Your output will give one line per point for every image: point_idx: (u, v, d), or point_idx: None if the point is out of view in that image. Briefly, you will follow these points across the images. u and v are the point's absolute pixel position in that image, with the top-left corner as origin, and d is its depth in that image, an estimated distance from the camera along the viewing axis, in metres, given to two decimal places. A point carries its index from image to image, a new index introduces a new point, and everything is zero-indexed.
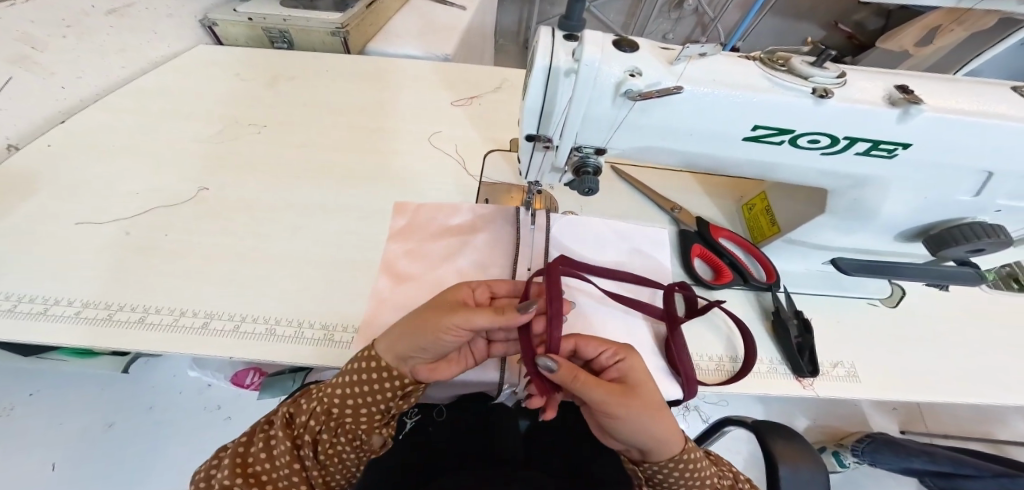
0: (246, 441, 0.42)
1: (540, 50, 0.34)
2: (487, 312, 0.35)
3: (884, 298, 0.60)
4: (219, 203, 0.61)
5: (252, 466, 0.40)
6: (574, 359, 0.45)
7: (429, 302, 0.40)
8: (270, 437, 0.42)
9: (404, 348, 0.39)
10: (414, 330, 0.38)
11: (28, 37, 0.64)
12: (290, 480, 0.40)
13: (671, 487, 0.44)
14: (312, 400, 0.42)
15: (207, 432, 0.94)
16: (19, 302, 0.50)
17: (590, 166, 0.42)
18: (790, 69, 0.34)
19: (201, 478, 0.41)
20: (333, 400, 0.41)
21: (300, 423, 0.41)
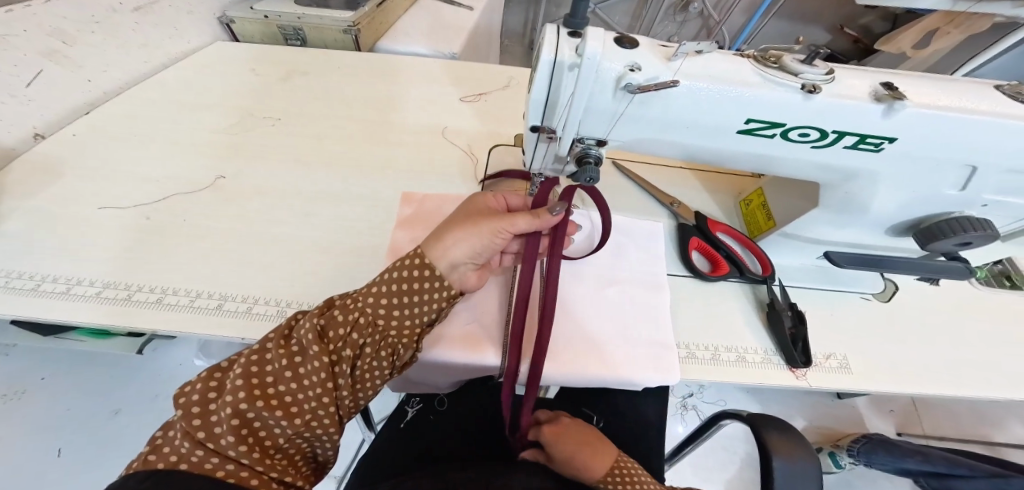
0: (257, 358, 0.37)
1: (545, 44, 0.36)
2: (527, 215, 0.41)
3: (877, 293, 0.62)
4: (234, 191, 0.64)
5: (271, 387, 0.36)
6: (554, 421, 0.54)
7: (465, 212, 0.45)
8: (292, 354, 0.38)
9: (460, 252, 0.41)
10: (473, 231, 0.41)
11: (58, 32, 0.67)
12: (321, 401, 0.37)
13: None
14: (348, 311, 0.40)
15: None
16: (43, 282, 0.52)
17: (591, 157, 0.43)
18: (782, 66, 0.36)
19: (190, 401, 0.35)
20: (376, 306, 0.40)
21: (336, 337, 0.39)
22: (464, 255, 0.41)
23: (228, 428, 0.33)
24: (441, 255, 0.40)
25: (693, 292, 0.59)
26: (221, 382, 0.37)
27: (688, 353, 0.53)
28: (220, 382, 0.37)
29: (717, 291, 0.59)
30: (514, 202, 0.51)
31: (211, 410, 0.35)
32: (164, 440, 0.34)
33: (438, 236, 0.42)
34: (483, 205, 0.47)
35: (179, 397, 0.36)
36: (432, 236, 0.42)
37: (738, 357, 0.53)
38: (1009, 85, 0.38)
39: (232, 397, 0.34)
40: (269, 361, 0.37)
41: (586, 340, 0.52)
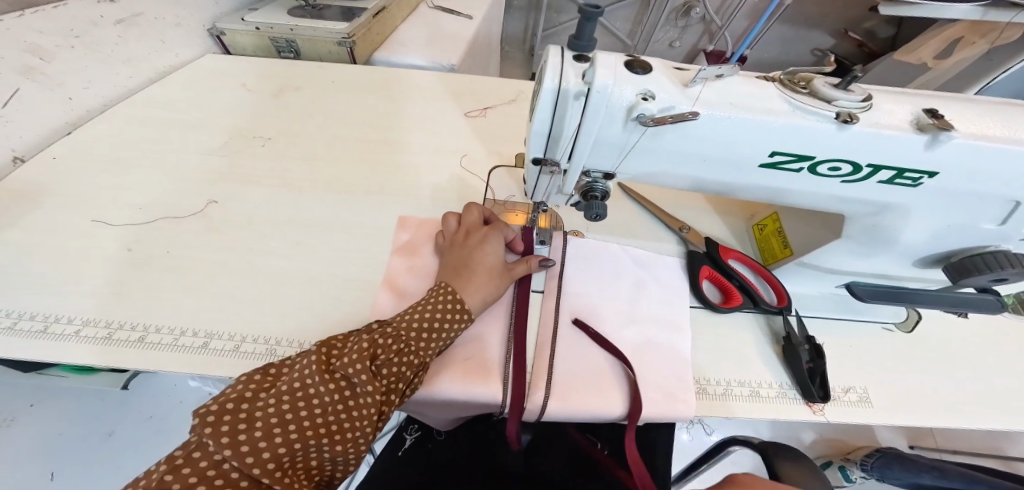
0: (305, 391, 0.38)
1: (549, 71, 0.33)
2: (526, 267, 0.53)
3: (898, 323, 0.59)
4: (223, 218, 0.61)
5: (319, 418, 0.38)
6: None
7: (477, 259, 0.52)
8: (340, 389, 0.40)
9: (485, 298, 0.50)
10: (494, 283, 0.51)
11: (36, 48, 0.64)
12: (366, 431, 0.40)
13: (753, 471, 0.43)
14: (400, 353, 0.43)
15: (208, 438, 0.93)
16: (19, 319, 0.49)
17: (598, 191, 0.40)
18: (813, 91, 0.32)
19: (218, 430, 0.35)
20: (421, 342, 0.45)
21: (388, 375, 0.42)
22: (488, 300, 0.50)
23: (270, 454, 0.35)
24: (472, 304, 0.49)
25: (704, 322, 0.56)
26: (251, 414, 0.37)
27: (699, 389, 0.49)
28: (249, 415, 0.37)
29: (730, 324, 0.55)
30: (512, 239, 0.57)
31: (243, 439, 0.35)
32: (185, 459, 0.34)
33: (466, 280, 0.50)
34: (490, 245, 0.53)
35: (203, 425, 0.35)
36: (460, 279, 0.50)
37: (752, 392, 0.49)
38: None
39: (279, 425, 0.36)
40: (316, 394, 0.39)
41: (591, 375, 0.49)
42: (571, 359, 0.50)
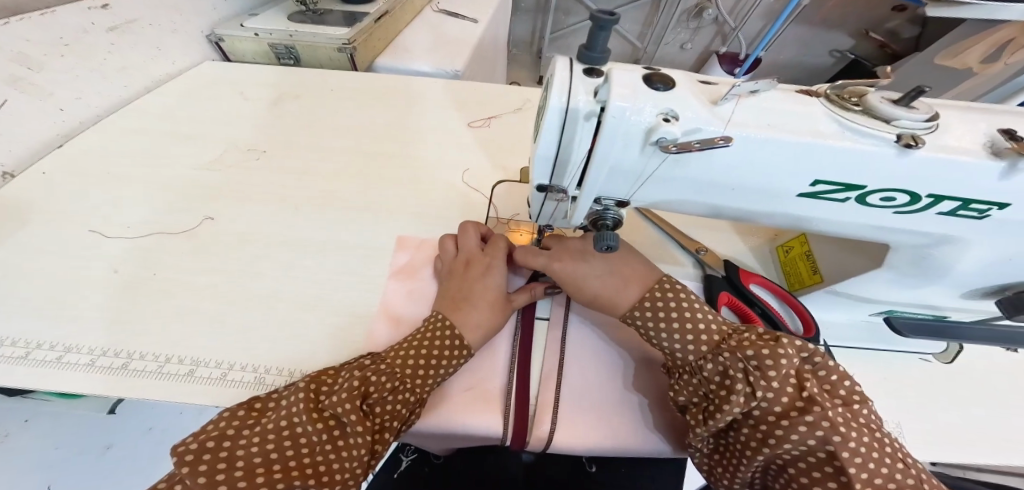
0: (292, 429, 0.35)
1: (556, 87, 0.29)
2: (528, 295, 0.50)
3: (937, 353, 0.54)
4: (216, 236, 0.58)
5: (306, 457, 0.35)
6: (777, 390, 0.34)
7: (478, 290, 0.48)
8: (331, 427, 0.36)
9: (487, 332, 0.47)
10: (497, 315, 0.48)
11: (23, 57, 0.59)
12: (357, 474, 0.36)
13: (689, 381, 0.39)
14: (398, 388, 0.40)
15: None
16: (1, 345, 0.47)
17: (609, 220, 0.36)
18: (866, 108, 0.27)
19: (197, 469, 0.32)
20: (420, 377, 0.41)
21: (381, 413, 0.38)
22: (491, 334, 0.47)
23: None
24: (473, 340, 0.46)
25: None
26: (231, 455, 0.34)
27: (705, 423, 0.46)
28: (229, 455, 0.33)
29: None
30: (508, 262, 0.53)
31: (222, 479, 0.32)
32: None
33: (467, 315, 0.46)
34: (491, 273, 0.50)
35: (181, 465, 0.32)
36: (460, 314, 0.46)
37: None
38: None
39: (261, 465, 0.33)
40: (304, 432, 0.35)
41: (595, 406, 0.46)
42: (580, 387, 0.48)
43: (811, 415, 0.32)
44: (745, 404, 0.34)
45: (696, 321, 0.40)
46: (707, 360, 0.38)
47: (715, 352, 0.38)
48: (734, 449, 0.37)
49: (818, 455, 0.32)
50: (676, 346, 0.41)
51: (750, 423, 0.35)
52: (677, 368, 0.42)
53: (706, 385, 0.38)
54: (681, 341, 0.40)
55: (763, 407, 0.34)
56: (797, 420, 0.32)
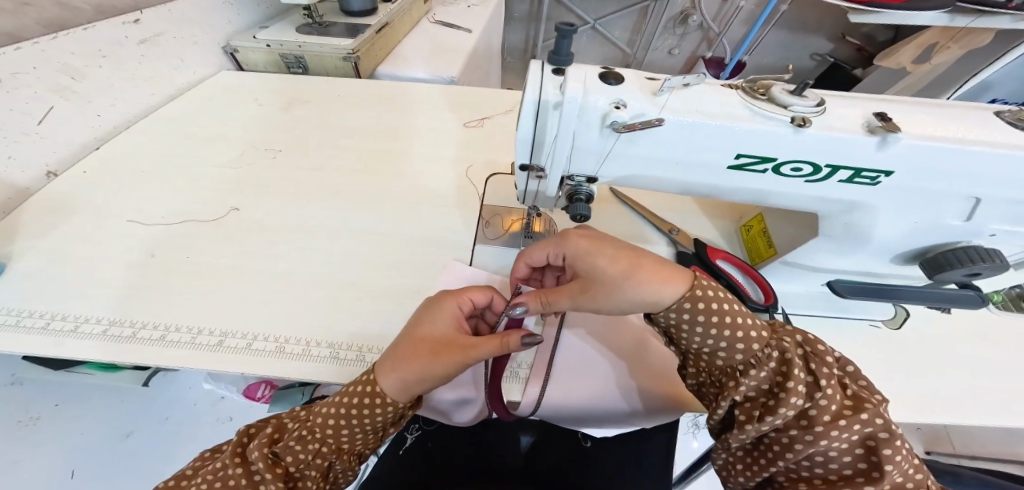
0: (219, 476, 0.39)
1: (530, 84, 0.36)
2: (492, 343, 0.40)
3: (885, 320, 0.59)
4: (239, 225, 0.65)
5: None
6: (831, 390, 0.36)
7: (420, 334, 0.43)
8: (253, 474, 0.39)
9: (412, 382, 0.40)
10: (429, 365, 0.40)
11: (69, 68, 0.67)
12: None
13: (736, 382, 0.38)
14: (305, 440, 0.40)
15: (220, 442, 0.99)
16: (53, 320, 0.54)
17: (582, 194, 0.43)
18: (770, 98, 0.35)
19: None
20: (328, 429, 0.40)
21: (293, 462, 0.39)
22: (420, 383, 0.40)
23: None
24: (391, 388, 0.40)
25: None
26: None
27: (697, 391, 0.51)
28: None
29: None
30: (479, 300, 0.48)
31: None
32: None
33: (392, 359, 0.41)
34: (445, 315, 0.45)
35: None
36: (388, 357, 0.42)
37: None
38: (1010, 111, 0.37)
39: None
40: (230, 480, 0.39)
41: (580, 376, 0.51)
42: (567, 364, 0.52)
43: (866, 414, 0.35)
44: (803, 401, 0.36)
45: (743, 325, 0.38)
46: (762, 356, 0.37)
47: (769, 352, 0.38)
48: (774, 445, 0.38)
49: (857, 453, 0.36)
50: (721, 348, 0.38)
51: (799, 422, 0.37)
52: (716, 367, 0.40)
53: (759, 383, 0.38)
54: (732, 342, 0.38)
55: (820, 409, 0.36)
56: (852, 419, 0.35)
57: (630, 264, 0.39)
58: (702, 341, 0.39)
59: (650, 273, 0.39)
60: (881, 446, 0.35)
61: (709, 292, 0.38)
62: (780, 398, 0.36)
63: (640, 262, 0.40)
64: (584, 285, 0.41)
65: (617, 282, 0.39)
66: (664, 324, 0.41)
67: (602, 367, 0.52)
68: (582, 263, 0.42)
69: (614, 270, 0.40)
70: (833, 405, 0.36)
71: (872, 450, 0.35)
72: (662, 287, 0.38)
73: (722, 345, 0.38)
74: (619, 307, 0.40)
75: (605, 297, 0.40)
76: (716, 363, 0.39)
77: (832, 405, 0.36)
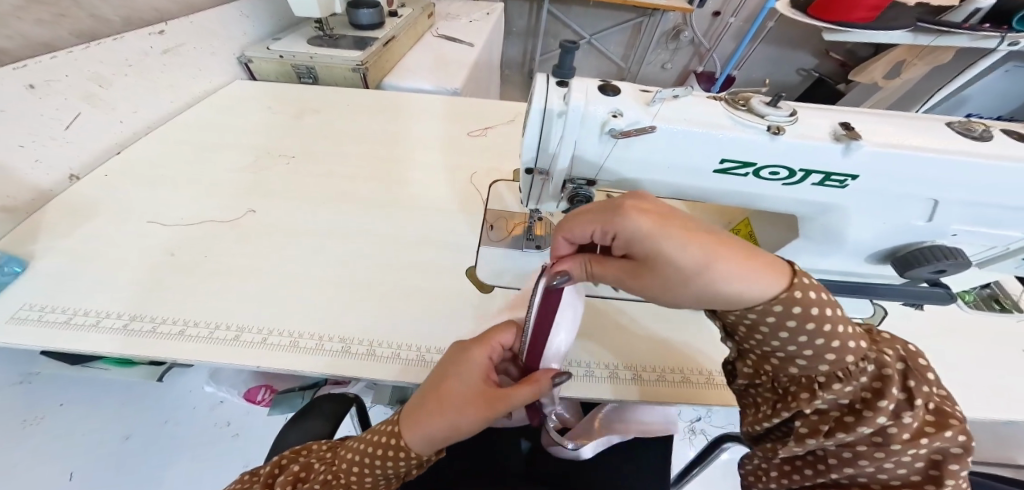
0: None
1: (536, 94, 0.41)
2: (527, 387, 0.37)
3: (865, 318, 0.63)
4: (255, 226, 0.68)
5: None
6: (914, 407, 0.35)
7: (446, 382, 0.41)
8: None
9: (436, 435, 0.39)
10: (457, 416, 0.38)
11: (97, 77, 0.71)
12: None
13: (812, 393, 0.37)
14: (330, 485, 0.42)
15: (219, 448, 0.99)
16: (75, 316, 0.56)
17: (582, 196, 0.47)
18: (750, 109, 0.39)
19: None
20: (353, 477, 0.41)
21: None
22: (447, 435, 0.39)
23: None
24: (417, 442, 0.39)
25: (686, 318, 0.61)
26: None
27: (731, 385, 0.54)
28: None
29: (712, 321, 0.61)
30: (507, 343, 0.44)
31: None
32: None
33: (417, 411, 0.40)
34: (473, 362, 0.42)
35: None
36: (413, 409, 0.40)
37: None
38: (959, 122, 0.42)
39: None
40: None
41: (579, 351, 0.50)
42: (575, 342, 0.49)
43: (948, 432, 0.34)
44: (886, 419, 0.35)
45: (841, 337, 0.35)
46: (850, 369, 0.36)
47: (859, 365, 0.36)
48: (829, 459, 0.38)
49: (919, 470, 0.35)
50: (805, 357, 0.36)
51: (871, 439, 0.36)
52: (786, 374, 0.38)
53: (839, 397, 0.36)
54: (821, 355, 0.35)
55: (901, 428, 0.35)
56: (933, 437, 0.34)
57: (719, 253, 0.34)
58: (782, 346, 0.37)
59: (744, 270, 0.34)
60: (948, 461, 0.34)
61: (810, 295, 0.35)
62: (859, 414, 0.36)
63: (730, 254, 0.35)
64: (655, 270, 0.36)
65: (700, 277, 0.35)
66: (738, 325, 0.38)
67: (637, 365, 0.55)
68: (659, 245, 0.35)
69: (701, 260, 0.34)
70: (911, 425, 0.35)
71: (937, 465, 0.35)
72: (752, 288, 0.34)
73: (804, 353, 0.36)
74: (684, 301, 0.37)
75: (681, 289, 0.36)
76: (790, 371, 0.38)
77: (912, 424, 0.35)
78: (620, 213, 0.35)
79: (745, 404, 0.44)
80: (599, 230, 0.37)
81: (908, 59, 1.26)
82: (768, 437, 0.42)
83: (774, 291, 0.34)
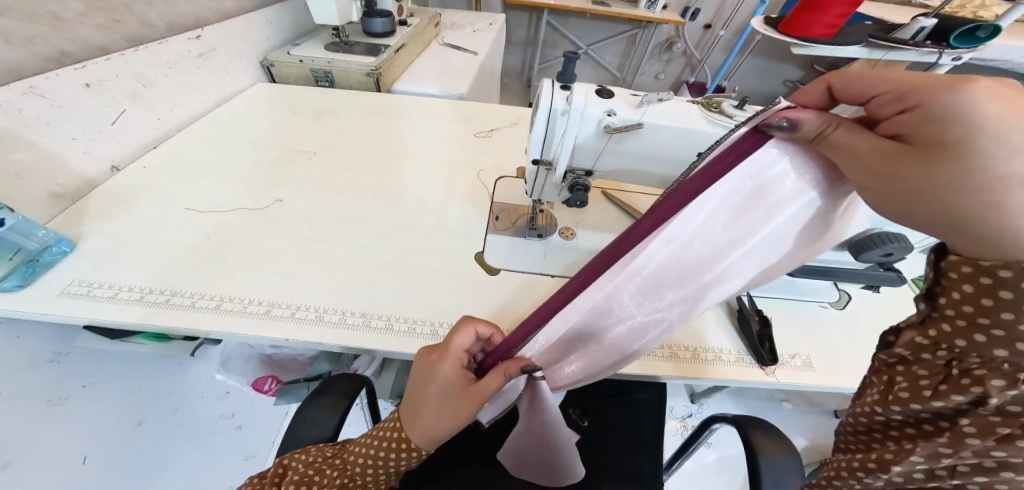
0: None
1: (543, 96, 0.48)
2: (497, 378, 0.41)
3: (833, 302, 0.70)
4: (282, 215, 0.74)
5: None
6: None
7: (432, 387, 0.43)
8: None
9: (437, 433, 0.43)
10: (451, 418, 0.42)
11: (141, 77, 0.78)
12: None
13: (1000, 384, 0.26)
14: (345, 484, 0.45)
15: (219, 440, 1.03)
16: (120, 291, 0.61)
17: (580, 185, 0.54)
18: (722, 110, 0.48)
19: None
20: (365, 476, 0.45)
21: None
22: (446, 431, 0.43)
23: None
24: (423, 442, 0.43)
25: None
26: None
27: (718, 358, 0.61)
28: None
29: None
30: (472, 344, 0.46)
31: None
32: None
33: (415, 420, 0.43)
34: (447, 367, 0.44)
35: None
36: (412, 418, 0.44)
37: (716, 356, 0.61)
38: None
39: None
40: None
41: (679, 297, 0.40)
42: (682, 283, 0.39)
43: None
44: None
45: None
46: None
47: None
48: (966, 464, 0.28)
49: None
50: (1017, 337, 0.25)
51: None
52: (980, 354, 0.27)
53: None
54: None
55: None
56: None
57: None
58: (1005, 318, 0.26)
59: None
60: None
61: None
62: None
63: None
64: (929, 162, 0.25)
65: (978, 196, 0.24)
66: (966, 279, 0.27)
67: None
68: (979, 127, 0.23)
69: (1019, 170, 0.23)
70: None
71: None
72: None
73: (1017, 330, 0.25)
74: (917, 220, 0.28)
75: (929, 206, 0.26)
76: (986, 350, 0.27)
77: None
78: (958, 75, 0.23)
79: (876, 380, 0.34)
80: (898, 91, 0.27)
81: None
82: (887, 432, 0.32)
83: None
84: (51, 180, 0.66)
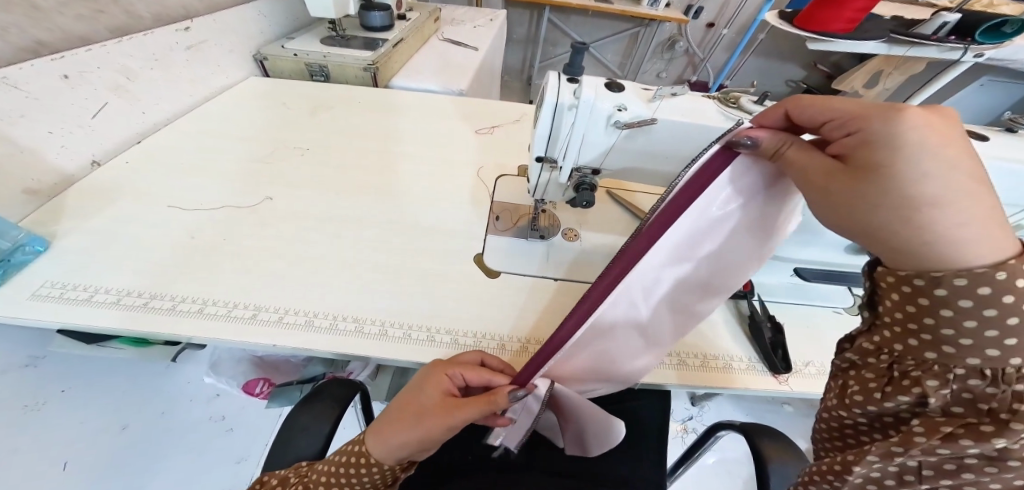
0: None
1: (549, 89, 0.45)
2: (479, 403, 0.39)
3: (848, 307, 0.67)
4: (272, 213, 0.71)
5: None
6: None
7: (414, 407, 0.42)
8: None
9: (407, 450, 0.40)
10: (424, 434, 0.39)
11: (125, 69, 0.74)
12: None
13: (934, 386, 0.29)
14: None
15: (210, 445, 0.95)
16: (96, 293, 0.57)
17: (586, 184, 0.50)
18: (739, 106, 0.46)
19: None
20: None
21: None
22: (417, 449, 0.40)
23: None
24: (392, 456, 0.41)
25: None
26: None
27: (729, 365, 0.58)
28: None
29: None
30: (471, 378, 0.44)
31: None
32: None
33: (386, 433, 0.41)
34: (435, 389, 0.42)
35: None
36: (384, 431, 0.42)
37: (726, 363, 0.58)
38: None
39: None
40: None
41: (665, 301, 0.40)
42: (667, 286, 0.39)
43: None
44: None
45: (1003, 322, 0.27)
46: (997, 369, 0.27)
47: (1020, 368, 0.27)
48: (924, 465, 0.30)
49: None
50: (943, 338, 0.29)
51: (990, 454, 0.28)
52: (915, 357, 0.30)
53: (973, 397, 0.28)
54: (962, 339, 0.28)
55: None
56: None
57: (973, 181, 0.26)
58: (927, 323, 0.29)
59: (973, 227, 0.26)
60: None
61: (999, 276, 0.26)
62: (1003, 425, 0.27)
63: (968, 208, 0.26)
64: (860, 180, 0.28)
65: (898, 210, 0.27)
66: (895, 289, 0.30)
67: None
68: (905, 151, 0.26)
69: (934, 191, 0.26)
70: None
71: None
72: (950, 248, 0.27)
73: (944, 334, 0.28)
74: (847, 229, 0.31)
75: (854, 215, 0.29)
76: (919, 353, 0.30)
77: None
78: (893, 104, 0.26)
79: (834, 385, 0.36)
80: (844, 117, 0.29)
81: (885, 69, 1.30)
82: (858, 436, 0.34)
83: (982, 261, 0.27)
84: (26, 176, 0.63)
